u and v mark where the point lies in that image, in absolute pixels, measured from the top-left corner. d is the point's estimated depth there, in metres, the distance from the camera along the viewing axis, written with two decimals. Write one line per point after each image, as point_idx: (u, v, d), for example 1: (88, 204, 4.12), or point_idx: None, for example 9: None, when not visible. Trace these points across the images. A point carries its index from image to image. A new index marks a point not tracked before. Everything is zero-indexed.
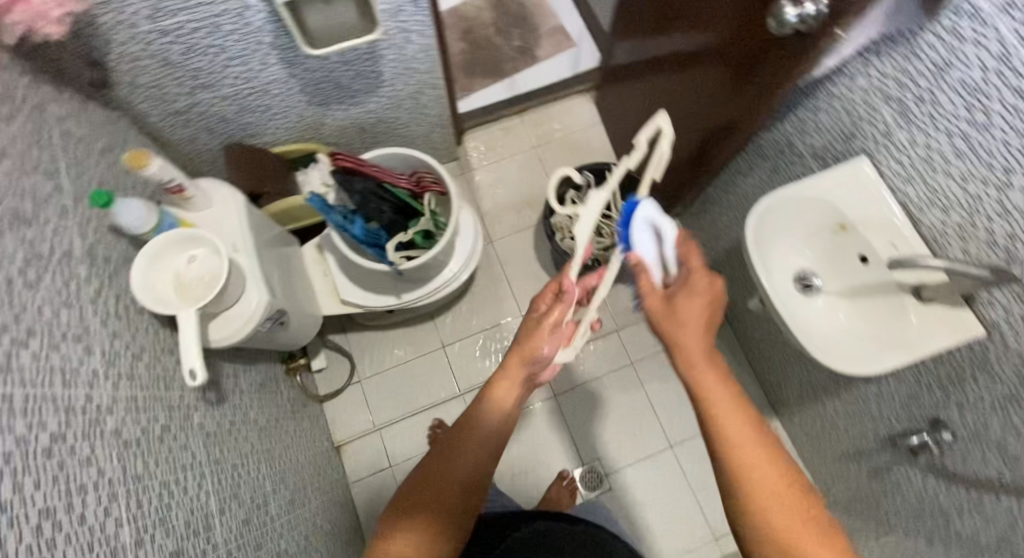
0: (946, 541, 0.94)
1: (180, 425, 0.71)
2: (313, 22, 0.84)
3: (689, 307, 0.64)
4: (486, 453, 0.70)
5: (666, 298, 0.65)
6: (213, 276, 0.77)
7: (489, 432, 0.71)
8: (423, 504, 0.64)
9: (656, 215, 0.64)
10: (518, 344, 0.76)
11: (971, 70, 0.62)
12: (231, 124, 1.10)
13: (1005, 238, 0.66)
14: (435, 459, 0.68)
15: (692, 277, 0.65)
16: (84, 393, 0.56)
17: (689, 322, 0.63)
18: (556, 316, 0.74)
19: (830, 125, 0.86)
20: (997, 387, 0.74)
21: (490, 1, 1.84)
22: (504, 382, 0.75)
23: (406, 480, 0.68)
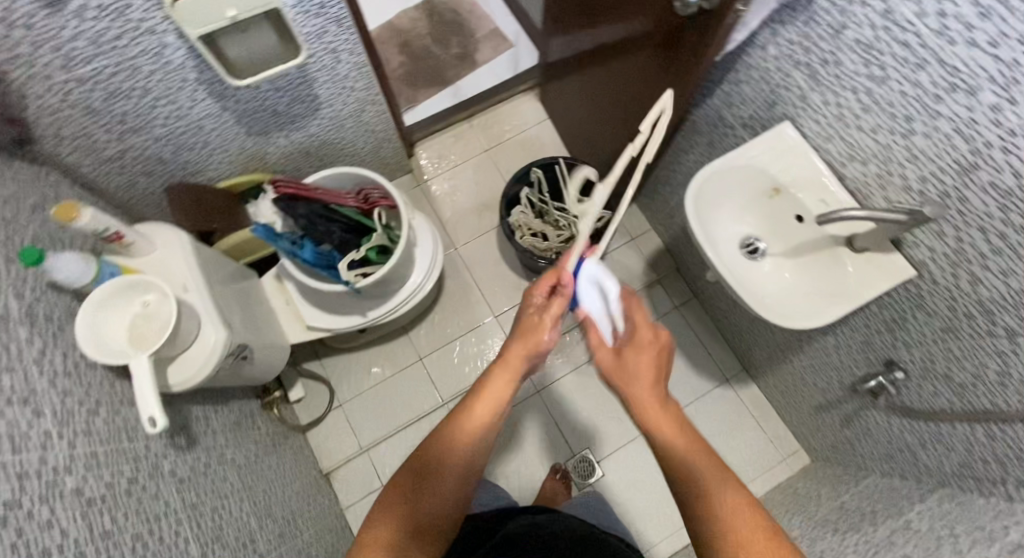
0: (917, 474, 0.99)
1: (149, 477, 0.71)
2: (232, 52, 0.86)
3: (637, 361, 0.70)
4: (477, 449, 0.70)
5: (616, 354, 0.72)
6: (166, 321, 0.76)
7: (480, 431, 0.70)
8: (409, 508, 0.65)
9: (599, 275, 0.73)
10: (520, 337, 0.72)
11: (864, 29, 0.67)
12: (170, 164, 1.08)
13: (916, 182, 0.71)
14: (429, 456, 0.68)
15: (637, 336, 0.72)
16: (40, 458, 0.55)
17: (642, 374, 0.70)
18: (556, 309, 0.73)
19: (753, 94, 0.90)
20: (933, 322, 0.80)
21: (423, 10, 1.85)
22: (500, 375, 0.71)
23: (398, 476, 0.68)
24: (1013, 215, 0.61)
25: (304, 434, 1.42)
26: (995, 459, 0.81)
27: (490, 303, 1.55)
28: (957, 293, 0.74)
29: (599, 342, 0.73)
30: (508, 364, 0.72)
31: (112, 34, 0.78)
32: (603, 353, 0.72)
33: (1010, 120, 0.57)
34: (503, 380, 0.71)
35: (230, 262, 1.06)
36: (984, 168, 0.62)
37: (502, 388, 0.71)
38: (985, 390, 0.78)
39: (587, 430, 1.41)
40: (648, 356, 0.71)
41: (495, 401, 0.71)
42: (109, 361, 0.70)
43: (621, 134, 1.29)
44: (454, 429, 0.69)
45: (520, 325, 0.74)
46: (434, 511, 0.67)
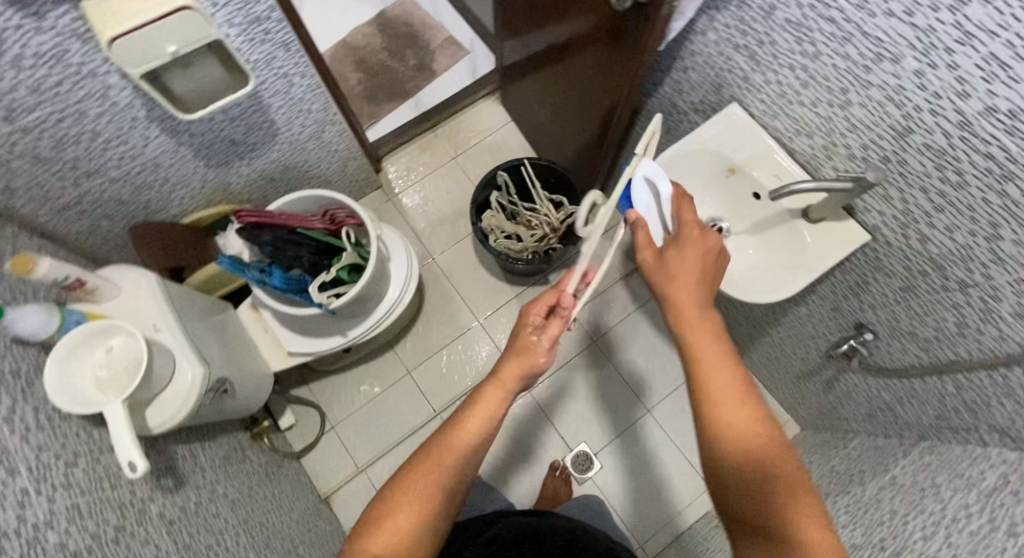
0: (898, 431, 1.02)
1: (136, 522, 0.70)
2: (178, 87, 0.86)
3: (683, 258, 0.70)
4: (468, 466, 0.67)
5: (658, 254, 0.72)
6: (134, 363, 0.77)
7: (472, 442, 0.68)
8: (399, 526, 0.62)
9: (654, 173, 0.76)
10: (511, 351, 0.74)
11: (793, 8, 0.70)
12: (130, 204, 1.07)
13: (859, 150, 0.74)
14: (422, 467, 0.65)
15: (682, 233, 0.72)
16: (19, 515, 0.55)
17: (682, 273, 0.70)
18: (555, 332, 0.73)
19: (700, 79, 0.93)
20: (893, 282, 0.83)
21: (376, 24, 1.85)
22: (492, 393, 0.71)
23: (386, 491, 0.65)
24: (948, 173, 0.65)
25: (299, 461, 1.41)
26: (967, 408, 0.84)
27: (472, 309, 1.55)
28: (910, 253, 0.77)
29: (645, 242, 0.72)
30: (501, 381, 0.71)
31: (53, 81, 0.77)
32: (648, 251, 0.72)
33: (933, 83, 0.60)
34: (495, 401, 0.71)
35: (204, 297, 1.06)
36: (917, 131, 0.65)
37: (494, 404, 0.70)
38: (948, 342, 0.81)
39: (580, 425, 1.41)
40: (695, 255, 0.71)
41: (488, 417, 0.70)
42: (85, 410, 0.70)
43: (581, 130, 1.31)
44: (445, 443, 0.67)
45: (520, 337, 0.74)
46: (422, 528, 0.63)
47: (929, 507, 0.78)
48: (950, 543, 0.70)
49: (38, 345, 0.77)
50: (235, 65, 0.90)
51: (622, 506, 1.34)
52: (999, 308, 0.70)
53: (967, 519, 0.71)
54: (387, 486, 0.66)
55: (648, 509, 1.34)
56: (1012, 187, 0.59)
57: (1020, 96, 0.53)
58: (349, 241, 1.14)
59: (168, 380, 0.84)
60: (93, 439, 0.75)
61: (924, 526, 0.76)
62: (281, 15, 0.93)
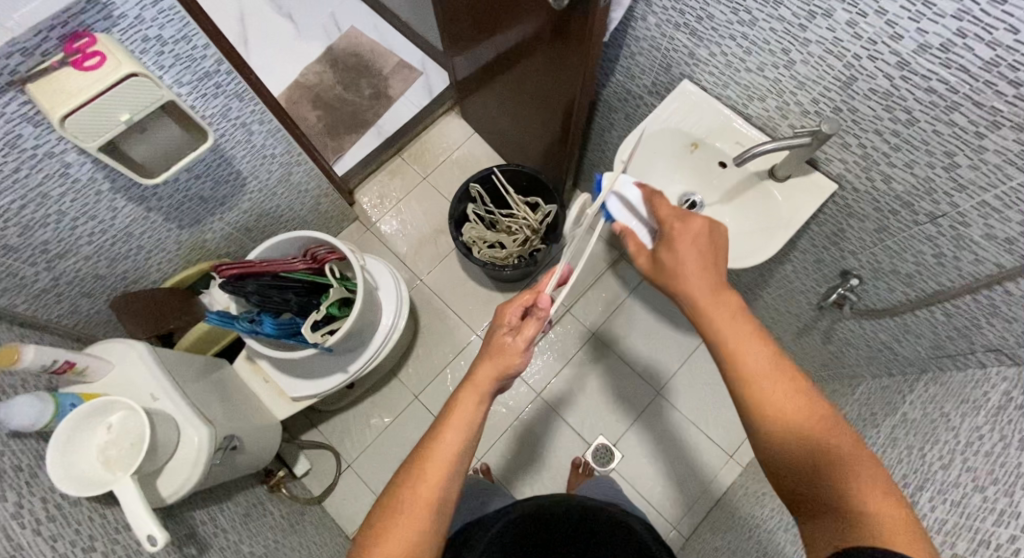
0: (903, 368, 1.04)
1: None
2: (138, 154, 0.86)
3: (676, 256, 0.66)
4: (455, 476, 0.64)
5: (654, 255, 0.69)
6: (138, 436, 0.76)
7: (455, 448, 0.65)
8: (389, 552, 0.59)
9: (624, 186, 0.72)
10: (484, 355, 0.71)
11: None
12: (108, 277, 1.06)
13: (811, 104, 0.76)
14: (407, 486, 0.63)
15: (668, 228, 0.67)
16: None
17: (687, 267, 0.65)
18: (529, 332, 0.70)
19: (649, 62, 0.95)
20: (867, 226, 0.85)
21: (326, 61, 1.85)
22: (468, 397, 0.68)
23: (376, 517, 0.63)
24: (897, 113, 0.67)
25: (320, 505, 1.39)
26: (959, 334, 0.86)
27: (468, 323, 1.55)
28: (878, 195, 0.79)
29: (638, 249, 0.71)
30: (474, 385, 0.69)
31: (9, 168, 0.77)
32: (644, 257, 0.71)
33: (866, 31, 0.63)
34: (473, 406, 0.68)
35: (198, 358, 1.05)
36: (861, 78, 0.68)
37: (471, 409, 0.67)
38: (930, 273, 0.83)
39: (593, 421, 1.41)
40: (689, 249, 0.65)
41: (466, 423, 0.66)
42: (95, 491, 0.70)
43: (543, 130, 1.33)
44: (424, 457, 0.64)
45: (490, 340, 0.72)
46: (416, 550, 0.60)
47: (942, 437, 0.81)
48: (968, 467, 0.72)
49: (35, 435, 0.76)
50: (191, 121, 0.90)
51: (647, 494, 1.34)
52: (970, 233, 0.72)
53: (980, 440, 0.74)
54: (376, 510, 0.63)
55: (675, 491, 1.34)
56: (958, 115, 0.62)
57: (948, 29, 0.56)
58: (334, 277, 1.13)
59: (173, 448, 0.83)
60: (106, 520, 0.75)
61: (942, 455, 0.78)
62: (229, 67, 0.94)
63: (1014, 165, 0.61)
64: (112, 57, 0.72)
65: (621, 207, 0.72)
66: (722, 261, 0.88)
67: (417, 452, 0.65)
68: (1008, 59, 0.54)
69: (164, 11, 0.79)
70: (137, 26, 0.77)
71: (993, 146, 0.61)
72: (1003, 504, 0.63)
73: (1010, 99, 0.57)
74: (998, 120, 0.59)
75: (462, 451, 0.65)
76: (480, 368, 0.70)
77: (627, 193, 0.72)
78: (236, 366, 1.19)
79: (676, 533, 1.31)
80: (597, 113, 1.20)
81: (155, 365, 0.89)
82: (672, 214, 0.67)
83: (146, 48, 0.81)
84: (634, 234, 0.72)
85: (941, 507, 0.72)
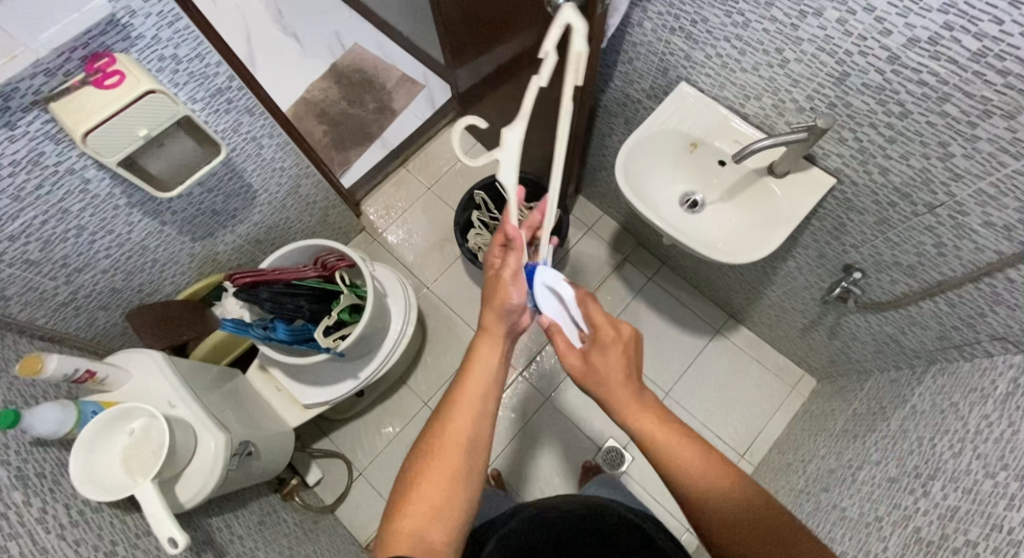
0: (912, 360, 1.04)
1: None
2: (155, 168, 0.89)
3: (604, 359, 0.69)
4: (483, 417, 0.68)
5: (583, 356, 0.70)
6: (159, 444, 0.77)
7: (481, 392, 0.69)
8: (427, 495, 0.61)
9: (553, 280, 0.73)
10: (489, 303, 0.74)
11: None
12: (124, 290, 1.08)
13: (806, 101, 0.78)
14: (438, 433, 0.65)
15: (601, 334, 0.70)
16: None
17: (610, 376, 0.68)
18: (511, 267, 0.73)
19: (647, 66, 0.97)
20: (867, 219, 0.86)
21: (330, 77, 1.90)
22: (487, 343, 0.73)
23: (411, 467, 0.64)
24: (890, 106, 0.69)
25: (333, 514, 1.40)
26: (964, 324, 0.87)
27: (476, 329, 1.57)
28: (876, 187, 0.80)
29: (565, 347, 0.71)
30: (489, 332, 0.73)
31: (32, 185, 0.80)
32: (571, 357, 0.71)
33: (856, 27, 0.65)
34: (491, 348, 0.73)
35: (212, 367, 1.07)
36: (854, 73, 0.69)
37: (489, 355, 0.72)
38: (931, 263, 0.84)
39: (603, 421, 1.42)
40: (614, 354, 0.69)
41: (488, 364, 0.71)
42: (117, 496, 0.72)
43: (543, 137, 1.35)
44: (453, 404, 0.68)
45: (487, 291, 0.75)
46: (456, 491, 0.62)
47: (952, 426, 0.82)
48: (978, 455, 0.73)
49: (57, 443, 0.78)
50: (204, 136, 0.93)
51: (659, 495, 1.34)
52: (969, 222, 0.73)
53: (989, 428, 0.74)
54: (410, 460, 0.65)
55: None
56: (949, 106, 0.64)
57: (936, 23, 0.58)
58: (344, 284, 1.15)
59: (191, 455, 0.84)
60: (127, 525, 0.76)
61: (953, 444, 0.79)
62: (240, 83, 0.97)
63: (1007, 153, 0.63)
64: (131, 75, 0.75)
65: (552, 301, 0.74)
66: (725, 257, 0.89)
67: (444, 402, 0.69)
68: (995, 49, 0.56)
69: (179, 31, 0.82)
70: (153, 45, 0.81)
71: (986, 135, 0.63)
72: (1014, 489, 0.63)
73: (999, 89, 0.59)
74: (989, 109, 0.61)
75: (487, 393, 0.69)
76: (493, 314, 0.73)
77: (561, 290, 0.73)
78: (249, 375, 1.20)
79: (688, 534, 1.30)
80: (597, 118, 1.23)
81: (172, 371, 0.91)
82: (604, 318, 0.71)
83: (162, 66, 0.84)
84: (560, 332, 0.72)
85: (953, 495, 0.72)
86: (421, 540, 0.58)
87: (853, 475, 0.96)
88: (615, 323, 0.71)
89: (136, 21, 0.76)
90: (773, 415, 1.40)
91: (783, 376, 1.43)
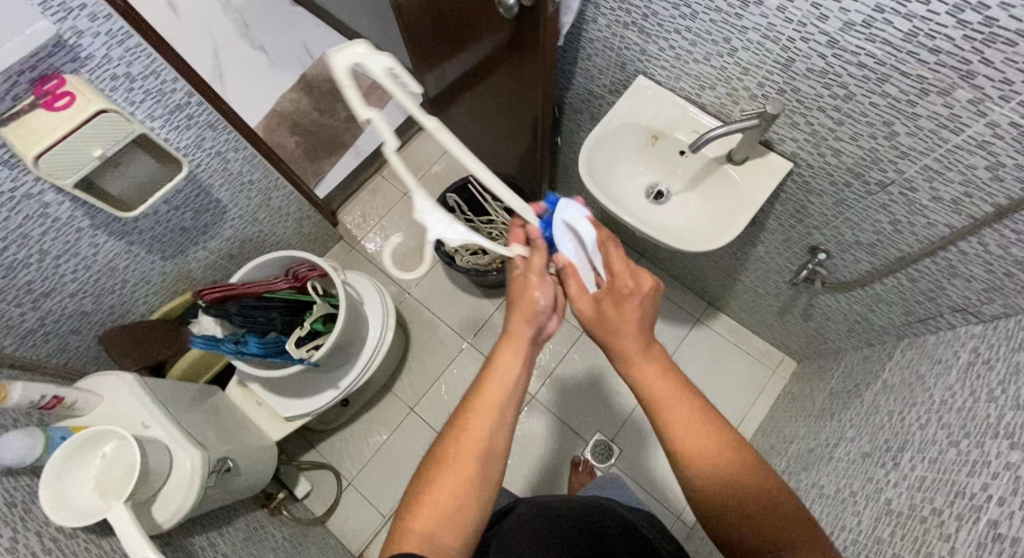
0: (882, 335, 1.06)
1: None
2: (115, 189, 0.88)
3: (620, 312, 0.67)
4: (500, 426, 0.64)
5: (596, 304, 0.68)
6: (131, 465, 0.76)
7: (500, 401, 0.65)
8: (438, 502, 0.59)
9: (573, 217, 0.67)
10: (515, 306, 0.69)
11: None
12: (95, 313, 1.07)
13: (757, 88, 0.79)
14: (452, 443, 0.62)
15: (619, 284, 0.68)
16: None
17: (621, 327, 0.67)
18: (538, 263, 0.69)
19: (606, 62, 0.98)
20: (826, 200, 0.88)
21: (300, 87, 1.89)
22: (508, 351, 0.68)
23: (424, 470, 0.62)
24: (835, 89, 0.71)
25: (324, 525, 1.39)
26: (925, 297, 0.89)
27: (459, 332, 1.57)
28: (831, 168, 0.82)
29: (579, 292, 0.68)
30: (513, 337, 0.68)
31: None
32: (583, 301, 0.68)
33: (795, 15, 0.66)
34: (514, 357, 0.68)
35: (189, 385, 1.06)
36: (798, 59, 0.71)
37: (511, 361, 0.67)
38: (890, 239, 0.86)
39: (588, 417, 1.44)
40: (628, 308, 0.67)
41: (509, 372, 0.67)
42: (92, 519, 0.71)
43: (511, 138, 1.35)
44: (469, 408, 0.64)
45: (511, 294, 0.70)
46: (468, 501, 0.60)
47: (919, 398, 0.83)
48: (943, 425, 0.74)
49: (27, 473, 0.77)
50: (164, 153, 0.93)
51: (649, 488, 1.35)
52: (919, 198, 0.75)
53: (953, 398, 0.76)
54: (426, 460, 0.63)
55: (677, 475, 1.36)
56: (889, 86, 0.66)
57: (867, 6, 0.60)
58: (317, 294, 1.15)
59: (166, 475, 0.83)
60: (104, 551, 0.75)
61: (920, 415, 0.80)
62: (200, 98, 0.97)
63: (947, 129, 0.65)
64: (82, 96, 0.74)
65: (571, 240, 0.68)
66: (694, 248, 0.90)
67: (459, 410, 0.65)
68: (924, 29, 0.58)
69: (131, 49, 0.82)
70: (105, 65, 0.80)
71: (926, 112, 0.65)
72: (975, 456, 0.65)
73: (932, 67, 0.60)
74: (925, 87, 0.63)
75: (505, 403, 0.65)
76: (520, 320, 0.69)
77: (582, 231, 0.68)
78: (230, 392, 1.20)
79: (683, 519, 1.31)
80: (563, 115, 1.23)
81: (146, 393, 0.90)
82: (624, 268, 0.69)
83: (116, 86, 0.84)
84: (574, 274, 0.68)
85: (921, 465, 0.73)
86: (431, 545, 0.56)
87: (831, 453, 0.97)
88: (634, 274, 0.69)
89: (84, 41, 0.76)
90: (756, 400, 1.41)
91: (761, 359, 1.45)
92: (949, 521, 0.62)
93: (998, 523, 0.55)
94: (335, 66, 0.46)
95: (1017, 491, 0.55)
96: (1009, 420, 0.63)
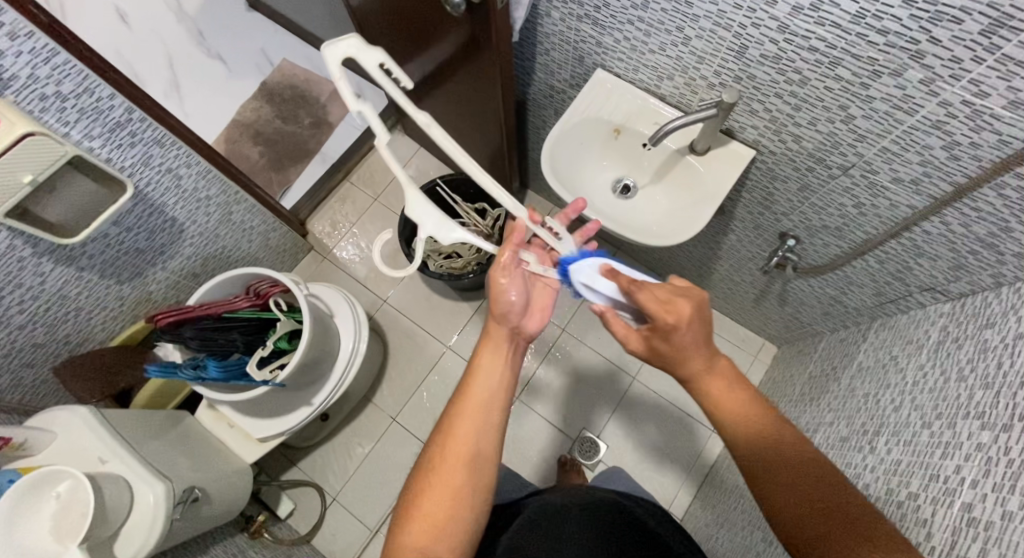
0: (856, 316, 1.06)
1: None
2: (54, 214, 0.83)
3: (675, 342, 0.62)
4: (487, 429, 0.63)
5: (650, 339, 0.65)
6: (85, 503, 0.72)
7: (485, 405, 0.64)
8: (428, 509, 0.58)
9: (586, 276, 0.69)
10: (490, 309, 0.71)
11: None
12: (49, 344, 1.02)
13: (714, 77, 0.78)
14: (437, 449, 0.62)
15: (659, 322, 0.61)
16: None
17: (690, 352, 0.62)
18: (505, 259, 0.71)
19: (564, 57, 0.96)
20: (792, 186, 0.87)
21: (261, 95, 1.84)
22: (488, 353, 0.69)
23: (414, 479, 0.62)
24: (790, 74, 0.69)
25: (310, 544, 1.36)
26: (895, 278, 0.89)
27: (438, 338, 1.54)
28: (793, 155, 0.81)
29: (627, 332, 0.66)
30: (492, 341, 0.70)
31: None
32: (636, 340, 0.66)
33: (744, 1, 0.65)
34: (493, 358, 0.68)
35: (152, 412, 1.02)
36: (751, 46, 0.69)
37: (493, 365, 0.67)
38: (855, 223, 0.85)
39: (573, 412, 1.41)
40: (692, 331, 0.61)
41: (491, 374, 0.67)
42: None
43: (476, 138, 1.33)
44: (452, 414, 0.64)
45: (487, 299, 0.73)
46: (459, 507, 0.58)
47: (892, 380, 0.83)
48: (916, 406, 0.74)
49: None
50: (106, 174, 0.89)
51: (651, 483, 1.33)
52: (880, 179, 0.75)
53: (925, 378, 0.76)
54: (414, 472, 0.63)
55: (692, 436, 1.36)
56: (841, 69, 0.64)
57: None
58: (281, 310, 1.11)
59: (128, 511, 0.80)
60: None
61: (894, 397, 0.80)
62: (142, 114, 0.94)
63: (902, 110, 0.64)
64: (3, 119, 0.70)
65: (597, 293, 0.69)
66: (665, 241, 0.89)
67: (444, 414, 0.65)
68: (871, 10, 0.57)
69: (59, 66, 0.79)
70: (31, 85, 0.77)
71: (879, 94, 0.64)
72: (948, 437, 0.64)
73: (882, 48, 0.59)
74: (877, 69, 0.62)
75: (488, 406, 0.65)
76: (493, 318, 0.71)
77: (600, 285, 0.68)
78: (198, 416, 1.16)
79: (694, 479, 1.32)
80: (527, 111, 1.21)
81: (106, 427, 0.86)
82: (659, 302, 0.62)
83: (45, 106, 0.79)
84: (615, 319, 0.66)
85: (897, 448, 0.73)
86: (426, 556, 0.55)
87: (811, 439, 0.97)
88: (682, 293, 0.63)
89: (5, 61, 0.73)
90: None
91: (741, 345, 1.45)
92: (924, 505, 0.61)
93: (972, 506, 0.54)
94: (330, 59, 0.55)
95: (989, 473, 0.55)
96: (979, 399, 0.63)
